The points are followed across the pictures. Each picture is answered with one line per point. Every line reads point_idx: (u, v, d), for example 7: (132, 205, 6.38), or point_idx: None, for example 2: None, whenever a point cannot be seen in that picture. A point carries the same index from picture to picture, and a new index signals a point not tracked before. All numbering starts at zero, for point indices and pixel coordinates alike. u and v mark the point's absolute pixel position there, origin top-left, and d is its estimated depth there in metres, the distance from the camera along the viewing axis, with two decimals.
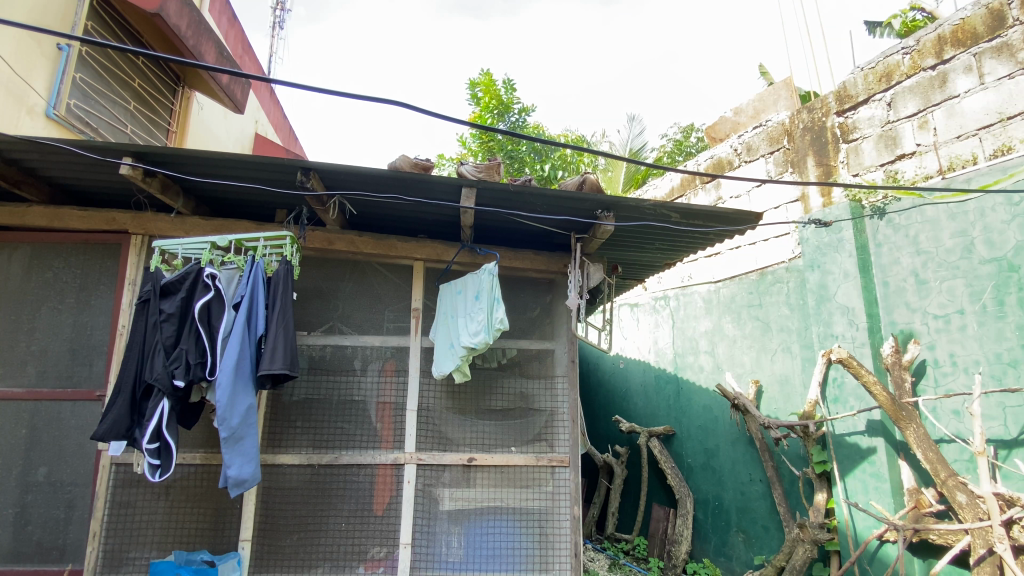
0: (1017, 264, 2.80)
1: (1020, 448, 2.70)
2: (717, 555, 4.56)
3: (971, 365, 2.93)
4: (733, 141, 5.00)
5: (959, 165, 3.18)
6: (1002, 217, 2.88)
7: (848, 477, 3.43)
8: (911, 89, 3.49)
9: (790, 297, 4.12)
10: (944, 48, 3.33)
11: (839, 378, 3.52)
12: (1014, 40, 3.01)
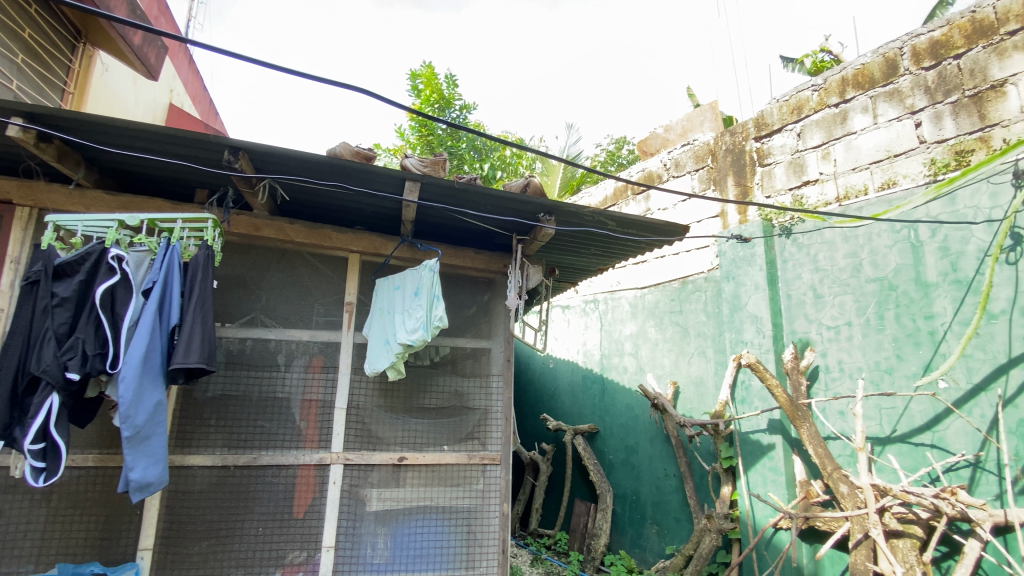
0: (896, 283, 3.22)
1: (892, 444, 3.11)
2: (632, 546, 4.80)
3: (856, 371, 3.32)
4: (663, 157, 5.30)
5: (853, 194, 3.59)
6: (887, 242, 3.29)
7: (750, 471, 3.76)
8: (817, 123, 3.88)
9: (707, 305, 4.44)
10: (846, 89, 3.74)
11: (746, 381, 3.85)
12: (904, 87, 3.44)
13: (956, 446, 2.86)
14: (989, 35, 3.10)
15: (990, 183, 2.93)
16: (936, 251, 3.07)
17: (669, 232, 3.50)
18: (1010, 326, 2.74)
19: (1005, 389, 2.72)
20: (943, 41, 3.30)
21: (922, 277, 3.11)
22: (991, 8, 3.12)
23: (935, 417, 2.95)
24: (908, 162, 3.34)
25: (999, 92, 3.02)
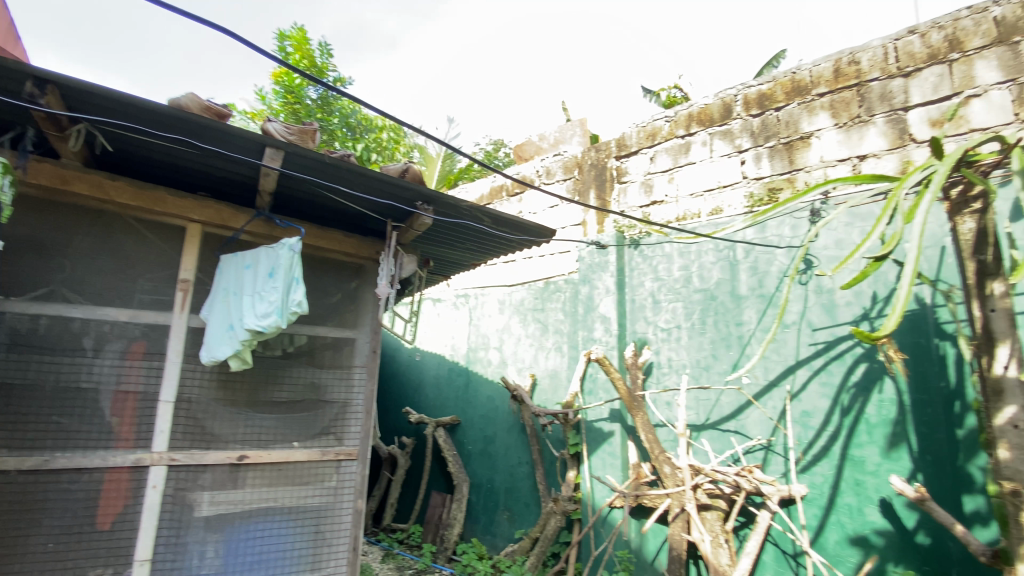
0: (717, 294, 3.82)
1: (705, 429, 3.68)
2: (484, 533, 4.96)
3: (681, 367, 3.87)
4: (536, 163, 5.56)
5: (689, 217, 4.18)
6: (712, 259, 3.89)
7: (593, 456, 4.13)
8: (666, 150, 4.41)
9: (566, 304, 4.78)
10: (691, 124, 4.30)
11: (594, 374, 4.23)
12: (734, 129, 4.04)
13: (753, 432, 3.48)
14: (804, 94, 3.70)
15: (793, 218, 3.62)
16: (748, 270, 3.71)
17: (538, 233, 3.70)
18: (798, 335, 3.42)
19: (792, 385, 3.39)
20: (767, 94, 3.89)
21: (735, 291, 3.74)
22: (807, 72, 3.71)
23: (739, 406, 3.56)
24: (733, 194, 3.97)
25: (806, 143, 3.65)
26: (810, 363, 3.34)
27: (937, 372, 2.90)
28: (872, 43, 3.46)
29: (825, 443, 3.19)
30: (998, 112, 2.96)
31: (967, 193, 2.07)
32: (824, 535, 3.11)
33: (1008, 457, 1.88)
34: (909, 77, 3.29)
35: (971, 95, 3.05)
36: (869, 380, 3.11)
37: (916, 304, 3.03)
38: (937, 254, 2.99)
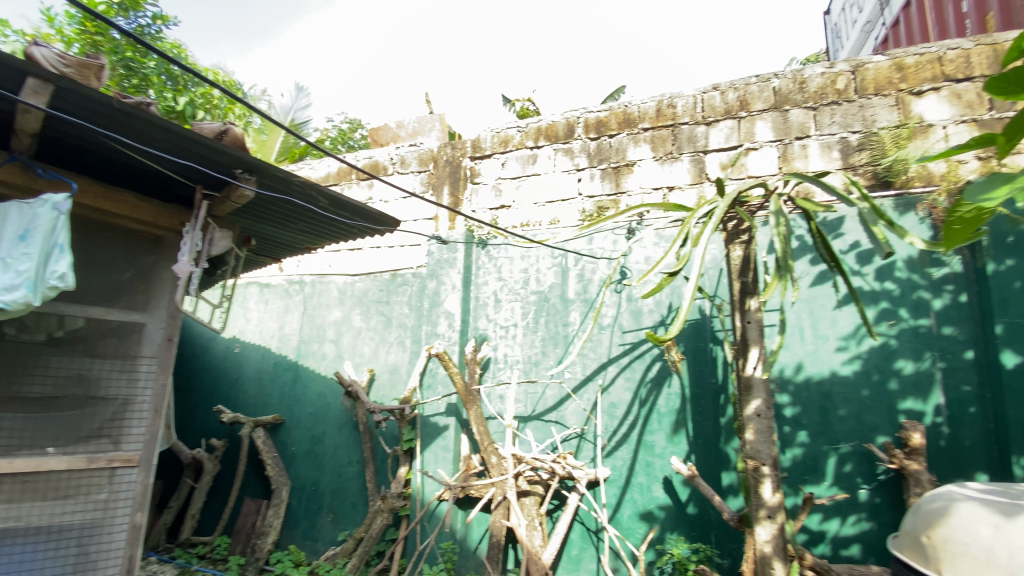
0: (549, 297, 4.12)
1: (532, 420, 3.92)
2: (304, 539, 4.62)
3: (515, 363, 4.08)
4: (391, 150, 5.26)
5: (531, 224, 4.44)
6: (548, 265, 4.17)
7: (426, 450, 4.13)
8: (516, 159, 4.62)
9: (411, 299, 4.70)
10: (539, 138, 4.56)
11: (433, 369, 4.23)
12: (575, 148, 4.39)
13: (570, 421, 3.82)
14: (632, 126, 4.19)
15: (614, 234, 4.05)
16: (575, 277, 4.08)
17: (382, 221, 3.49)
18: (610, 336, 3.86)
19: (603, 380, 3.80)
20: (604, 121, 4.31)
21: (565, 295, 4.07)
22: (636, 108, 4.20)
23: (560, 399, 3.88)
24: (568, 206, 4.33)
25: (630, 169, 4.15)
26: (619, 360, 3.79)
27: (709, 370, 3.52)
28: (685, 92, 4.04)
29: (626, 431, 3.66)
30: (765, 163, 3.70)
31: (739, 227, 2.55)
32: (619, 510, 3.55)
33: (752, 439, 2.37)
34: (709, 126, 3.92)
35: (750, 148, 3.76)
36: (661, 376, 3.64)
37: (698, 314, 3.62)
38: (714, 274, 3.62)
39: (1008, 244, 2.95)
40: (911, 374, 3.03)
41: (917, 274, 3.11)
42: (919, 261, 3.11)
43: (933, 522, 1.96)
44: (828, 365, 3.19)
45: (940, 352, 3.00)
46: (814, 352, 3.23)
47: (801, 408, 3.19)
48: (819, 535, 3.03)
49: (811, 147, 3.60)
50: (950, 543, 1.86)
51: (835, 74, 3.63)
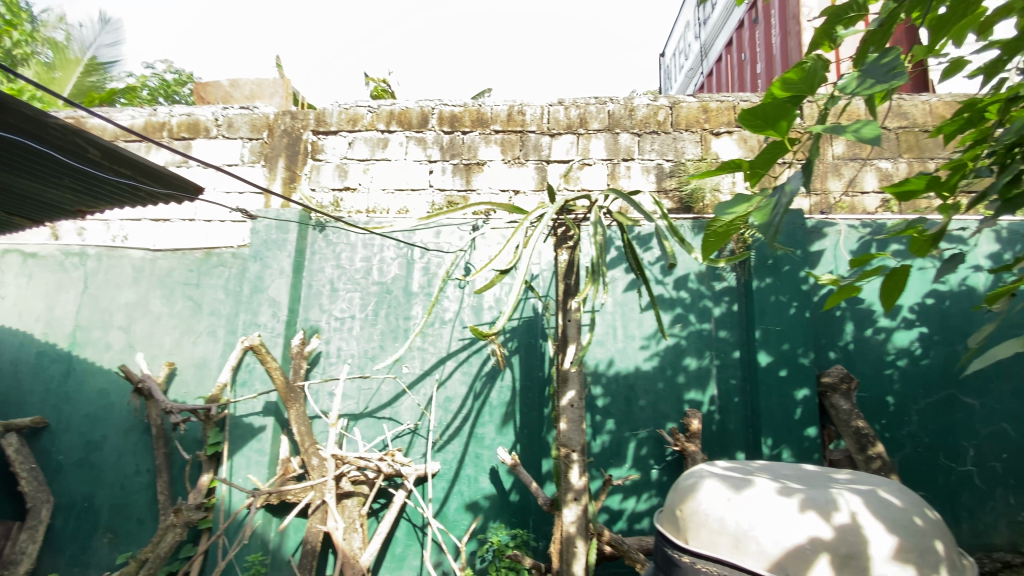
0: (391, 288, 3.97)
1: (361, 418, 3.79)
2: (69, 567, 3.79)
3: (348, 358, 3.87)
4: (216, 109, 4.57)
5: (378, 211, 4.24)
6: (392, 255, 4.02)
7: (235, 455, 3.66)
8: (365, 140, 4.36)
9: (229, 282, 4.13)
10: (391, 122, 4.37)
11: (251, 364, 3.76)
12: (427, 139, 4.31)
13: (404, 417, 3.77)
14: (484, 126, 4.25)
15: (460, 229, 4.04)
16: (420, 269, 3.99)
17: (182, 187, 2.98)
18: (451, 331, 3.86)
19: (441, 374, 3.80)
20: (458, 117, 4.30)
21: (408, 288, 3.97)
22: (488, 109, 4.27)
23: (395, 395, 3.80)
24: (417, 197, 4.23)
25: (479, 168, 4.20)
26: (457, 355, 3.82)
27: (538, 365, 3.74)
28: (534, 101, 4.22)
29: (458, 425, 3.72)
30: (598, 178, 4.06)
31: (566, 233, 2.75)
32: (446, 504, 3.63)
33: (566, 427, 2.57)
34: (553, 137, 4.16)
35: (585, 162, 4.09)
36: (495, 370, 3.77)
37: (531, 311, 3.81)
38: (548, 276, 3.84)
39: (768, 265, 3.56)
40: (695, 369, 3.60)
41: (703, 286, 3.70)
42: (705, 275, 3.71)
43: (684, 494, 1.77)
44: (633, 361, 3.64)
45: (716, 351, 3.61)
46: (624, 349, 3.66)
47: (609, 399, 3.61)
48: (618, 514, 3.47)
49: (635, 169, 4.04)
50: (695, 514, 1.68)
51: (658, 106, 4.11)
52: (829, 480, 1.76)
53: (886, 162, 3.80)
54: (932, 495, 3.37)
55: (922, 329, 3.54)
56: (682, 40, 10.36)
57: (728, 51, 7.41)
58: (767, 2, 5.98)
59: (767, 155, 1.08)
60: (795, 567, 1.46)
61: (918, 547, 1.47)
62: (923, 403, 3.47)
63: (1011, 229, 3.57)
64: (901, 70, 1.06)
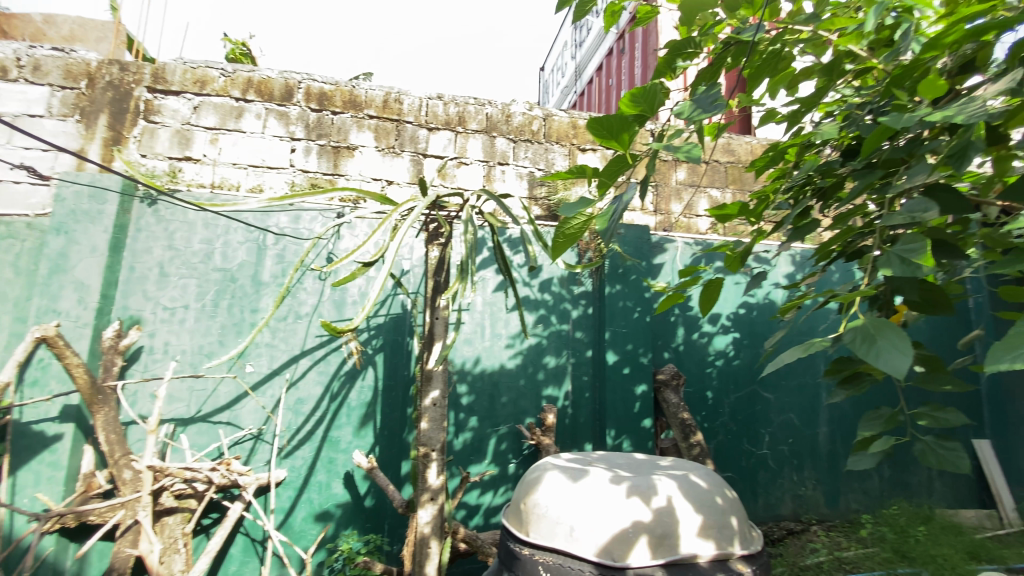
0: (237, 277, 3.55)
1: (191, 424, 3.37)
2: None
3: (177, 354, 3.40)
4: (16, 45, 3.68)
5: (225, 186, 3.77)
6: (239, 238, 3.60)
7: (19, 471, 2.99)
8: (215, 106, 3.85)
9: (19, 258, 3.34)
10: (248, 90, 3.91)
11: (45, 360, 3.08)
12: (291, 114, 3.94)
13: (245, 422, 3.44)
14: (357, 109, 4.01)
15: (323, 216, 3.76)
16: (274, 257, 3.63)
17: None
18: (308, 326, 3.59)
19: (292, 373, 3.53)
20: (328, 95, 4.00)
21: (258, 276, 3.58)
22: (363, 92, 4.04)
23: (235, 397, 3.44)
24: (275, 177, 3.85)
25: (350, 153, 3.96)
26: (313, 353, 3.57)
27: (403, 364, 3.63)
28: (413, 92, 4.10)
29: (310, 428, 3.49)
30: (473, 178, 4.09)
31: (438, 229, 2.71)
32: (292, 514, 3.39)
33: (427, 427, 2.52)
34: (430, 131, 4.09)
35: (461, 161, 4.09)
36: (355, 369, 3.59)
37: (400, 308, 3.69)
38: (418, 273, 3.75)
39: (619, 274, 3.90)
40: (553, 367, 3.80)
41: (564, 290, 3.93)
42: (565, 279, 3.94)
43: (530, 488, 1.88)
44: (498, 359, 3.73)
45: (572, 350, 3.86)
46: (489, 348, 3.73)
47: (474, 397, 3.65)
48: (475, 509, 3.53)
49: (509, 173, 4.15)
50: (537, 507, 1.78)
51: (533, 116, 4.26)
52: (655, 468, 1.97)
53: (717, 190, 4.40)
54: (737, 475, 3.99)
55: (735, 334, 4.16)
56: (560, 57, 10.93)
57: (599, 73, 7.98)
58: (633, 34, 6.57)
59: (613, 166, 1.14)
60: (618, 550, 1.60)
61: (718, 523, 1.69)
62: (733, 396, 4.08)
63: (800, 254, 4.38)
64: (720, 105, 1.22)
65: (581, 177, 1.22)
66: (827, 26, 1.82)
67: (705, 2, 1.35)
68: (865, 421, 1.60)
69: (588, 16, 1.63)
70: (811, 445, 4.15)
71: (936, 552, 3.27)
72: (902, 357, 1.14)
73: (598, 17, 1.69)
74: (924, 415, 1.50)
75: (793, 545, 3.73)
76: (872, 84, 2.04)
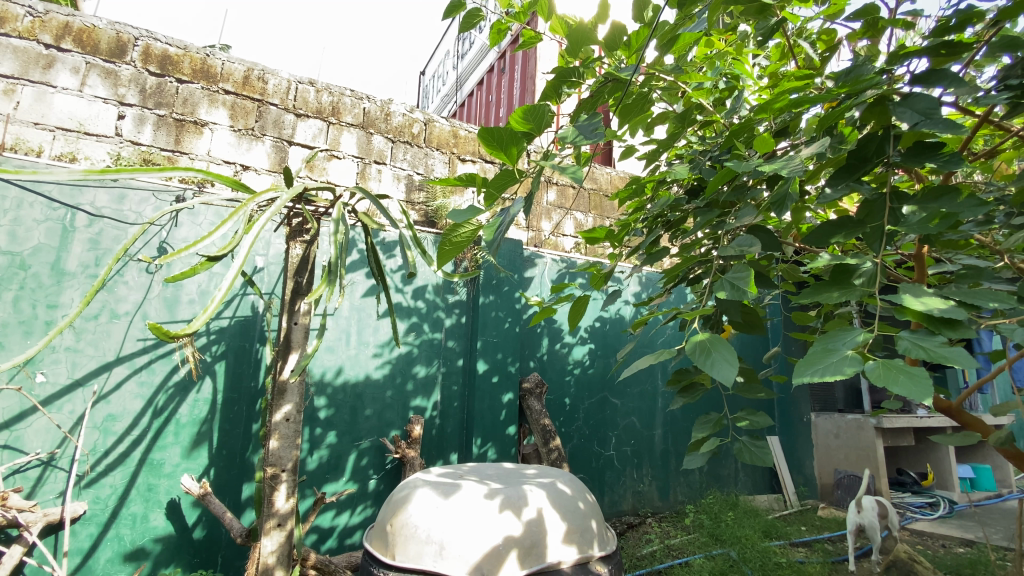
0: (29, 264, 2.88)
1: None
2: None
3: None
4: None
5: (22, 149, 3.02)
6: (36, 216, 2.92)
7: None
8: (13, 50, 3.09)
9: None
10: (65, 37, 3.21)
11: None
12: (122, 74, 3.31)
13: (31, 445, 2.76)
14: (209, 81, 3.53)
15: (157, 198, 3.21)
16: (84, 242, 3.01)
17: None
18: (127, 328, 3.02)
19: (102, 385, 2.93)
20: (173, 59, 3.45)
21: (60, 264, 2.94)
22: (219, 63, 3.56)
23: (18, 414, 2.75)
24: (94, 146, 3.19)
25: (197, 130, 3.45)
26: (131, 361, 3.00)
27: (250, 374, 3.24)
28: (280, 73, 3.73)
29: (124, 450, 2.92)
30: (345, 175, 3.84)
31: (302, 225, 2.48)
32: (94, 556, 2.80)
33: (276, 446, 2.27)
34: (298, 118, 3.75)
35: (333, 155, 3.82)
36: (188, 380, 3.11)
37: (249, 310, 3.29)
38: (275, 272, 3.39)
39: (492, 285, 3.99)
40: (422, 377, 3.72)
41: (438, 298, 3.88)
42: (440, 287, 3.90)
43: (397, 508, 1.80)
44: (363, 369, 3.53)
45: (443, 359, 3.82)
46: (354, 357, 3.51)
47: (333, 410, 3.40)
48: (328, 532, 3.28)
49: (386, 173, 3.99)
50: (406, 527, 1.72)
51: (413, 119, 4.16)
52: (523, 477, 2.03)
53: (582, 213, 4.76)
54: (588, 476, 4.29)
55: (591, 345, 4.51)
56: (440, 67, 10.94)
57: (479, 89, 8.16)
58: (513, 56, 6.83)
59: (501, 178, 1.12)
60: (485, 564, 1.61)
61: (580, 527, 1.79)
62: (587, 402, 4.40)
63: (647, 276, 4.93)
64: (599, 134, 1.30)
65: (470, 186, 1.20)
66: (683, 79, 2.06)
67: (589, 36, 1.43)
68: (697, 425, 1.76)
69: (474, 30, 1.63)
70: (648, 445, 4.65)
71: (741, 533, 3.89)
72: (731, 366, 1.26)
73: (484, 33, 1.69)
74: (743, 419, 1.72)
75: (632, 537, 4.12)
76: (712, 134, 2.37)
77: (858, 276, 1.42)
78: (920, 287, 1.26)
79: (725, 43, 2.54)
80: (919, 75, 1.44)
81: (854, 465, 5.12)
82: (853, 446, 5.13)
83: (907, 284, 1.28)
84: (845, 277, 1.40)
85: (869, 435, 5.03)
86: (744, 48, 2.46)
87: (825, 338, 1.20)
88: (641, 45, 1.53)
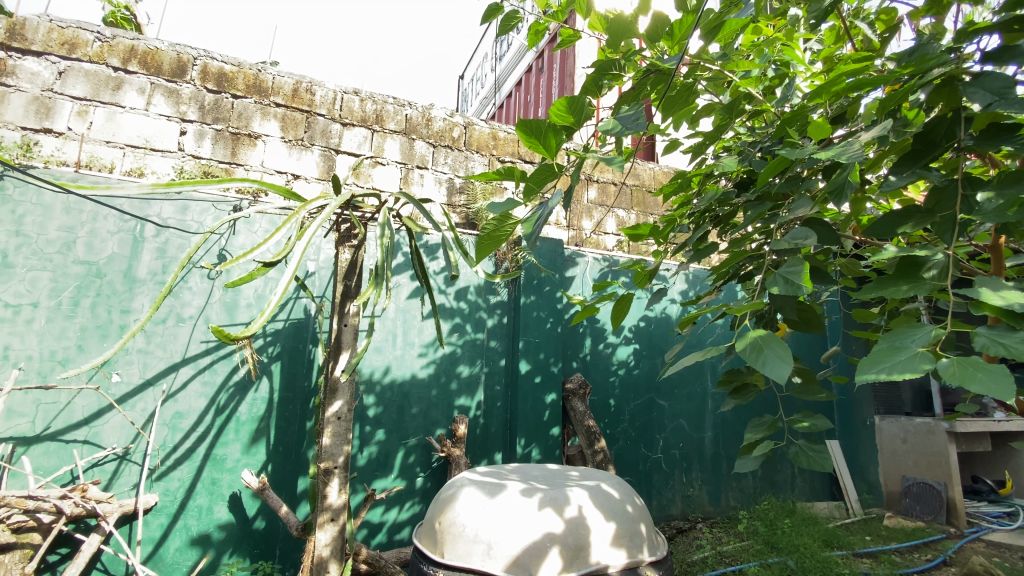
0: (104, 272, 3.11)
1: (37, 445, 2.87)
2: None
3: (21, 360, 2.91)
4: None
5: (96, 166, 3.27)
6: (109, 228, 3.16)
7: None
8: (86, 73, 3.36)
9: None
10: (131, 60, 3.46)
11: None
12: (182, 92, 3.53)
13: (108, 441, 2.99)
14: (262, 95, 3.71)
15: (216, 208, 3.42)
16: (153, 251, 3.23)
17: None
18: (191, 331, 3.22)
19: (170, 384, 3.13)
20: (228, 76, 3.64)
21: (131, 272, 3.17)
22: (270, 77, 3.74)
23: (96, 411, 2.98)
24: (160, 161, 3.41)
25: (251, 142, 3.63)
26: (195, 362, 3.20)
27: (303, 374, 3.38)
28: (326, 84, 3.88)
29: (190, 446, 3.11)
30: (389, 180, 3.94)
31: (350, 230, 2.56)
32: (164, 545, 2.99)
33: (329, 442, 2.35)
34: (344, 127, 3.88)
35: (377, 161, 3.93)
36: (247, 380, 3.28)
37: (302, 313, 3.44)
38: (325, 275, 3.53)
39: (534, 285, 3.98)
40: (466, 376, 3.76)
41: (480, 299, 3.92)
42: (482, 288, 3.93)
43: (445, 506, 1.83)
44: (409, 369, 3.61)
45: (486, 359, 3.85)
46: (400, 357, 3.60)
47: (381, 409, 3.49)
48: (378, 527, 3.37)
49: (428, 178, 4.07)
50: (454, 526, 1.74)
51: (453, 123, 4.22)
52: (568, 479, 2.02)
53: (624, 210, 4.67)
54: (635, 479, 4.20)
55: (636, 345, 4.43)
56: (480, 69, 11.02)
57: (517, 90, 8.20)
58: (552, 55, 6.81)
59: (539, 173, 1.11)
60: (530, 564, 1.60)
61: (629, 531, 1.75)
62: (633, 404, 4.32)
63: (694, 273, 4.81)
64: (641, 125, 1.27)
65: (509, 179, 1.19)
66: (729, 68, 1.98)
67: (628, 28, 1.40)
68: (750, 427, 1.68)
69: (512, 32, 1.62)
70: (698, 448, 4.51)
71: (799, 542, 3.73)
72: (785, 365, 1.19)
73: (523, 34, 1.69)
74: (801, 421, 1.62)
75: (682, 542, 4.03)
76: (762, 124, 2.27)
77: (928, 268, 1.31)
78: (998, 280, 1.16)
79: (774, 30, 2.44)
80: (992, 51, 1.32)
81: (925, 472, 4.79)
82: (923, 452, 4.82)
83: (984, 277, 1.18)
84: (913, 271, 1.31)
85: (940, 440, 4.72)
86: (795, 33, 2.35)
87: (890, 335, 1.11)
88: (685, 34, 1.48)
